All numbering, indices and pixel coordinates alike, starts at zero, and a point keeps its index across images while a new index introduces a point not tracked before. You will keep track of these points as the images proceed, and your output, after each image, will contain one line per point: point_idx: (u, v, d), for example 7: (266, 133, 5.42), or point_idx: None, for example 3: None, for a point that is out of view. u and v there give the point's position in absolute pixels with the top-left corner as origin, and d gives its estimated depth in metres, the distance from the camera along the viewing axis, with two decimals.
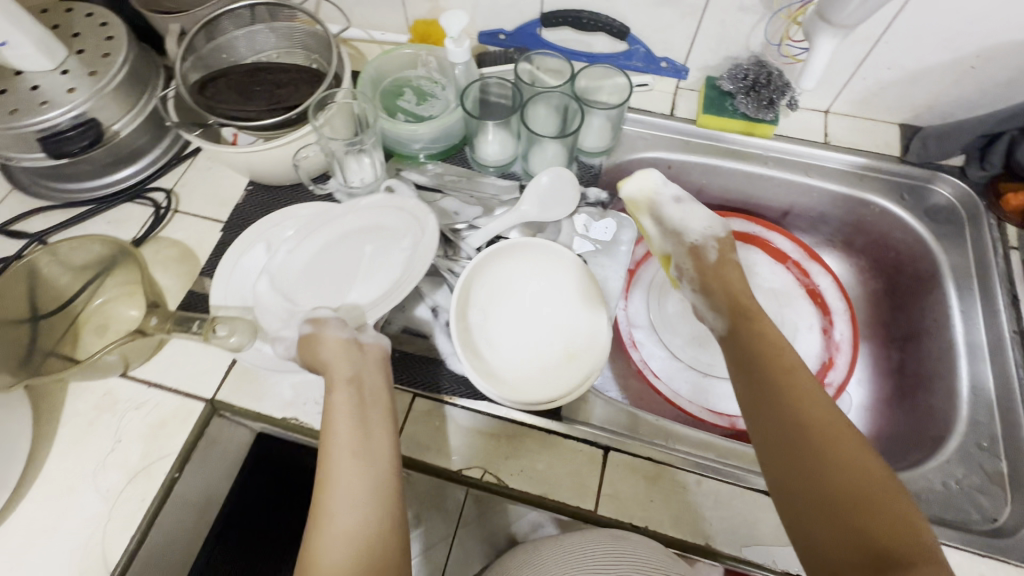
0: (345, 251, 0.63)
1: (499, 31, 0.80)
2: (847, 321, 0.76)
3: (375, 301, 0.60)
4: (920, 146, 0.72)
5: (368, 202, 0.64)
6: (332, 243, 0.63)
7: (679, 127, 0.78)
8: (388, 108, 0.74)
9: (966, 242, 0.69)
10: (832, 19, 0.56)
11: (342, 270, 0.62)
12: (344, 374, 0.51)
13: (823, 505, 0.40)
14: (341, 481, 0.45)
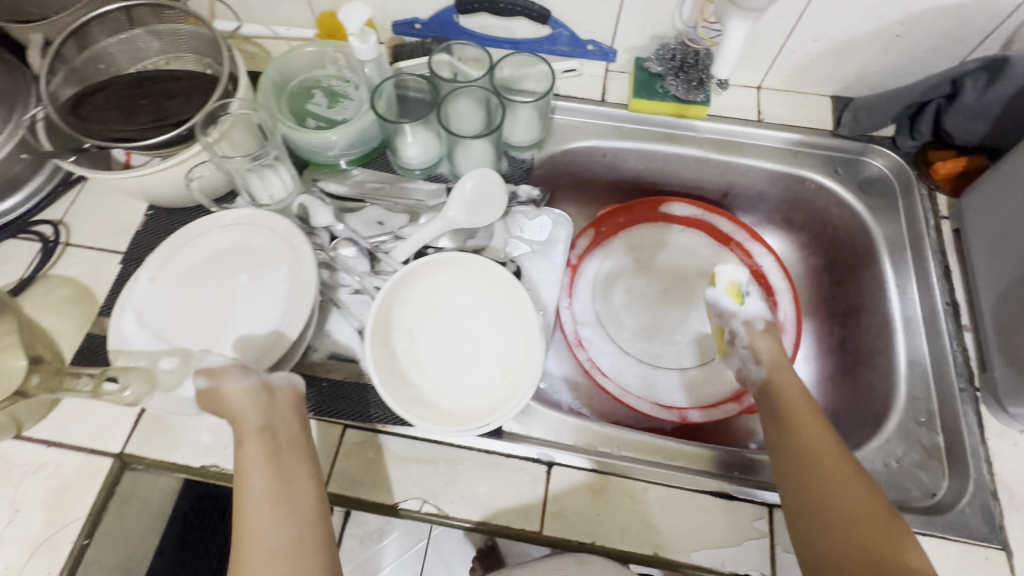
0: (219, 280, 0.58)
1: (414, 20, 0.74)
2: (790, 300, 0.75)
3: (274, 336, 0.55)
4: (851, 119, 0.71)
5: (234, 218, 0.60)
6: (203, 271, 0.58)
7: (610, 113, 0.74)
8: (297, 113, 0.68)
9: (899, 214, 0.69)
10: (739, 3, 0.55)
11: (218, 305, 0.56)
12: (255, 424, 0.47)
13: (831, 519, 0.47)
14: (260, 535, 0.43)
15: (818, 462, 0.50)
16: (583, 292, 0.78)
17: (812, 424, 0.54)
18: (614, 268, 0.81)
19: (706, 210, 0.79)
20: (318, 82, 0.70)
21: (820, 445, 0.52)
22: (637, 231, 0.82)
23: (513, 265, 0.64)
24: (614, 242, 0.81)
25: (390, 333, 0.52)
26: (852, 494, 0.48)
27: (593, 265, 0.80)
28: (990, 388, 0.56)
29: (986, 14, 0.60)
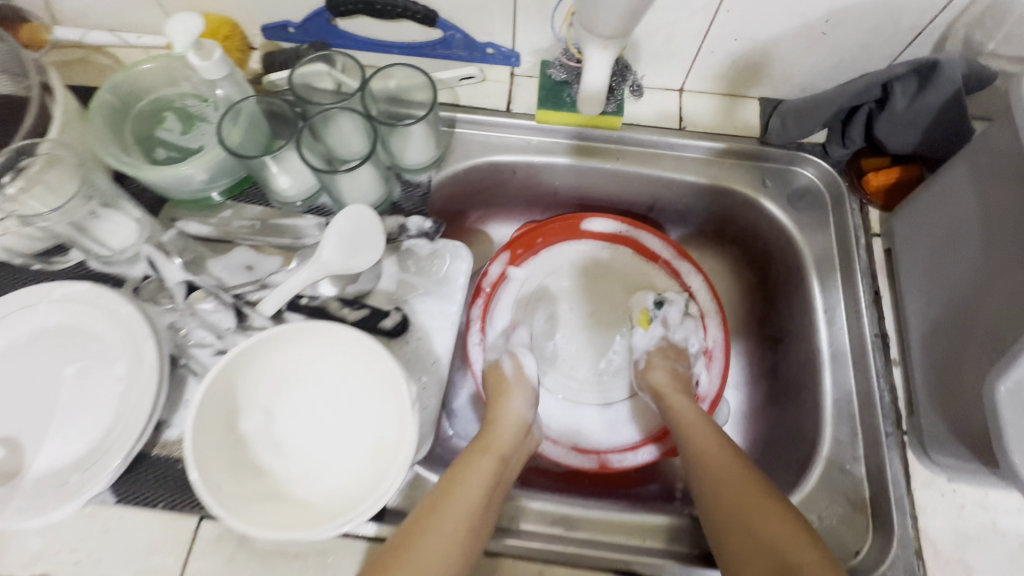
0: (43, 371, 0.51)
1: (285, 23, 0.64)
2: (720, 326, 0.68)
3: (103, 440, 0.49)
4: (779, 124, 0.63)
5: (66, 294, 0.53)
6: (24, 356, 0.51)
7: (516, 125, 0.66)
8: (144, 142, 0.58)
9: (830, 230, 0.63)
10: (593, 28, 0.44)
11: (41, 402, 0.50)
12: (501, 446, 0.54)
13: (735, 514, 0.46)
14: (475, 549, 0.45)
15: (706, 460, 0.52)
16: (500, 323, 0.71)
17: (695, 426, 0.56)
18: (533, 294, 0.73)
19: (629, 226, 0.72)
20: (172, 103, 0.60)
21: (709, 443, 0.53)
22: (559, 251, 0.74)
23: (399, 312, 0.56)
24: (533, 265, 0.74)
25: (238, 417, 0.45)
26: (744, 487, 0.48)
27: (510, 293, 0.72)
28: (917, 433, 0.51)
29: (918, 8, 0.53)
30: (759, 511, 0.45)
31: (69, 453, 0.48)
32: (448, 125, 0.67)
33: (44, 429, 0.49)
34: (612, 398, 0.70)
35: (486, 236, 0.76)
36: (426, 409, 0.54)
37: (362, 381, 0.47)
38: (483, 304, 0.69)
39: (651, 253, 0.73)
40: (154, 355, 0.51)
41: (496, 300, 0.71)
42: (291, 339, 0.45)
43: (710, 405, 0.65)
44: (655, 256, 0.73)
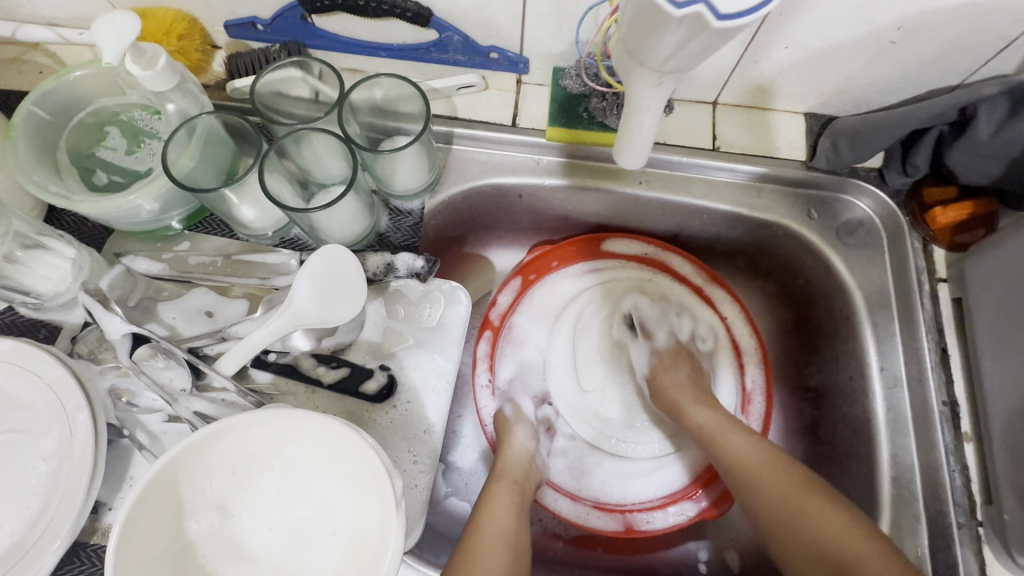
0: None
1: (252, 20, 0.54)
2: (760, 367, 0.60)
3: (26, 535, 0.40)
4: (829, 148, 0.54)
5: None
6: None
7: (523, 142, 0.57)
8: (81, 163, 0.49)
9: (886, 271, 0.54)
10: (644, 59, 0.33)
11: None
12: (517, 475, 0.52)
13: (775, 501, 0.46)
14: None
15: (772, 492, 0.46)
16: (507, 361, 0.62)
17: (744, 457, 0.49)
18: (548, 325, 0.64)
19: (656, 248, 0.63)
20: (117, 115, 0.51)
21: (766, 471, 0.47)
22: (578, 277, 0.64)
23: (384, 372, 0.48)
24: (546, 293, 0.64)
25: (185, 518, 0.37)
26: (769, 476, 0.47)
27: (519, 325, 0.63)
28: (996, 526, 0.43)
29: (1014, 15, 0.44)
30: (787, 500, 0.45)
31: None
32: (444, 141, 0.58)
33: None
34: (632, 449, 0.59)
35: (487, 263, 0.67)
36: (416, 487, 0.46)
37: (340, 473, 0.38)
38: (493, 339, 0.60)
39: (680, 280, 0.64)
40: (87, 429, 0.42)
41: (505, 338, 0.63)
42: (235, 433, 0.36)
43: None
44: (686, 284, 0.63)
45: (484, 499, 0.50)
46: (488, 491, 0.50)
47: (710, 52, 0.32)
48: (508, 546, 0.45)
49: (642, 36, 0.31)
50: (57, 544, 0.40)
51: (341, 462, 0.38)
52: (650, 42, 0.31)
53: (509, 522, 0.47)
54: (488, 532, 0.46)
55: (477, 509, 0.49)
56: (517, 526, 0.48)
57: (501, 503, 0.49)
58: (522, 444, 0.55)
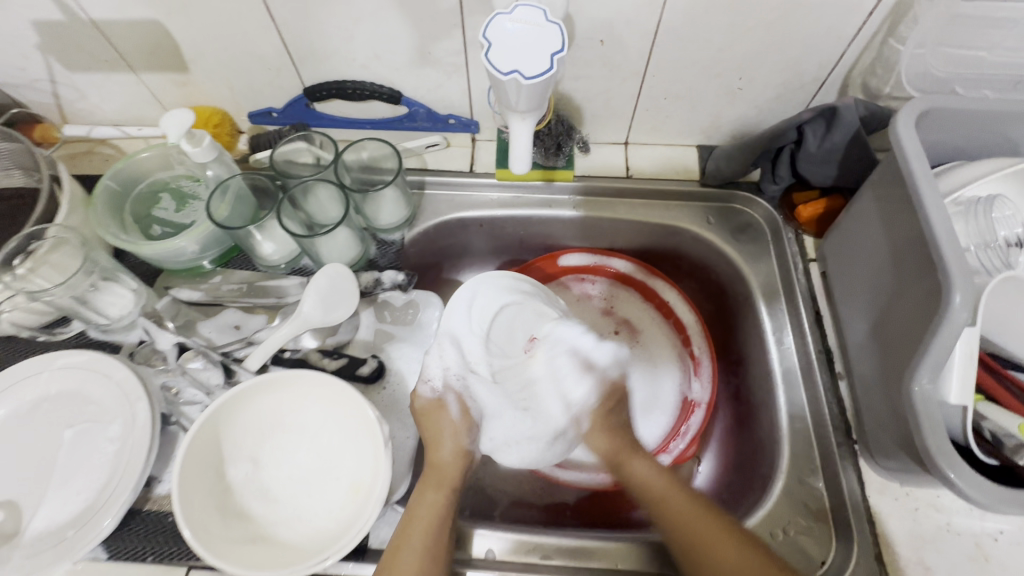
0: (40, 434, 0.54)
1: (269, 109, 0.72)
2: (701, 335, 0.72)
3: (92, 502, 0.51)
4: (715, 168, 0.70)
5: (66, 362, 0.57)
6: (27, 420, 0.55)
7: (479, 183, 0.73)
8: (140, 219, 0.65)
9: (771, 257, 0.69)
10: (509, 108, 0.48)
11: (36, 467, 0.53)
12: (446, 476, 0.54)
13: (694, 531, 0.50)
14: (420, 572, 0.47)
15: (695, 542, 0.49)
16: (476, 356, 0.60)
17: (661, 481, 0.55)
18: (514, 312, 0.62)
19: (601, 256, 0.77)
20: (168, 184, 0.67)
21: (684, 513, 0.51)
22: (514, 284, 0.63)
23: (375, 360, 0.61)
24: (476, 295, 0.61)
25: (224, 467, 0.48)
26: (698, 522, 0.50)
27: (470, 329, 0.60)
28: (865, 441, 0.54)
29: (816, 63, 0.61)
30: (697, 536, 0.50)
31: (65, 510, 0.50)
32: (418, 187, 0.74)
33: (40, 493, 0.51)
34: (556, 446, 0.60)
35: (461, 285, 0.82)
36: (403, 449, 0.57)
37: (341, 426, 0.51)
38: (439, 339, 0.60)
39: (625, 277, 0.78)
40: (146, 414, 0.54)
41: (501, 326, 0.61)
42: (262, 392, 0.49)
43: (705, 409, 0.68)
44: (629, 280, 0.77)
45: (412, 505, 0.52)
46: (416, 497, 0.52)
47: (546, 97, 0.48)
48: (424, 556, 0.48)
49: (499, 94, 0.47)
50: (105, 523, 0.49)
51: (345, 418, 0.50)
52: (504, 97, 0.47)
53: (432, 524, 0.50)
54: (409, 542, 0.49)
55: (405, 514, 0.51)
56: (438, 534, 0.50)
57: (428, 502, 0.52)
58: (450, 447, 0.56)
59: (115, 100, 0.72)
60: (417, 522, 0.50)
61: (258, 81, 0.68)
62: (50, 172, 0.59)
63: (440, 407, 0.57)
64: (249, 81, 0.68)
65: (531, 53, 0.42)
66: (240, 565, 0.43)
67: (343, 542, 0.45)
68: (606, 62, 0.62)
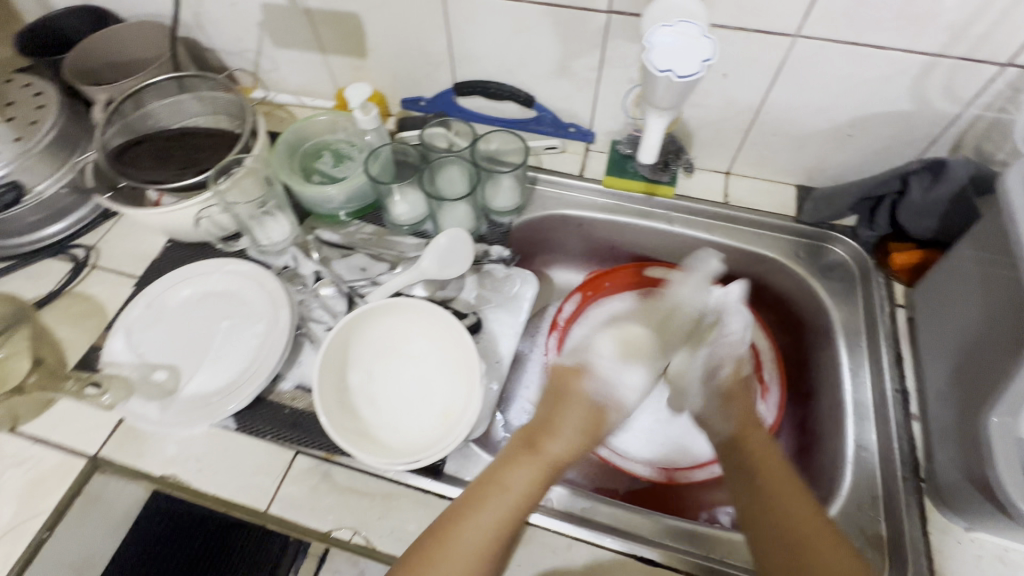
0: (202, 321, 0.66)
1: (419, 98, 0.85)
2: (774, 362, 0.75)
3: (232, 381, 0.61)
4: (812, 206, 0.75)
5: (232, 269, 0.69)
6: (193, 308, 0.67)
7: (586, 187, 0.81)
8: (306, 169, 0.77)
9: (858, 299, 0.71)
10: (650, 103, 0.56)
11: (194, 345, 0.64)
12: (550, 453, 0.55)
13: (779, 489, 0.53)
14: (487, 521, 0.49)
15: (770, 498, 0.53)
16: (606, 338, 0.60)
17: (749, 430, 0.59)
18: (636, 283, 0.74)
19: None
20: (330, 145, 0.80)
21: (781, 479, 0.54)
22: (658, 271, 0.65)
23: (474, 316, 0.69)
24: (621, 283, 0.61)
25: (347, 369, 0.57)
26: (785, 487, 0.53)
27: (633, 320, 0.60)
28: (933, 480, 0.55)
29: (929, 120, 0.65)
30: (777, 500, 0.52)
31: (215, 382, 0.62)
32: (531, 182, 0.83)
33: (194, 365, 0.62)
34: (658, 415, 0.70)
35: (549, 279, 0.89)
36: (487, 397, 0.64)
37: (442, 360, 0.59)
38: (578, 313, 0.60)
39: None
40: (287, 319, 0.65)
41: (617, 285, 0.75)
42: (388, 314, 0.59)
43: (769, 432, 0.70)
44: None
45: (505, 463, 0.54)
46: (509, 458, 0.54)
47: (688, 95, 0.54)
48: (507, 519, 0.50)
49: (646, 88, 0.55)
50: (238, 401, 0.59)
51: (448, 354, 0.59)
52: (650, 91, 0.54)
53: (518, 489, 0.52)
54: (500, 490, 0.51)
55: (494, 472, 0.53)
56: (524, 502, 0.51)
57: (525, 467, 0.53)
58: (578, 413, 0.58)
59: (299, 74, 0.88)
60: (510, 477, 0.52)
61: (418, 73, 0.81)
62: (252, 126, 0.71)
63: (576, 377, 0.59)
64: (411, 72, 0.81)
65: (687, 57, 0.49)
66: (351, 448, 0.51)
67: (436, 452, 0.52)
68: (724, 94, 0.69)
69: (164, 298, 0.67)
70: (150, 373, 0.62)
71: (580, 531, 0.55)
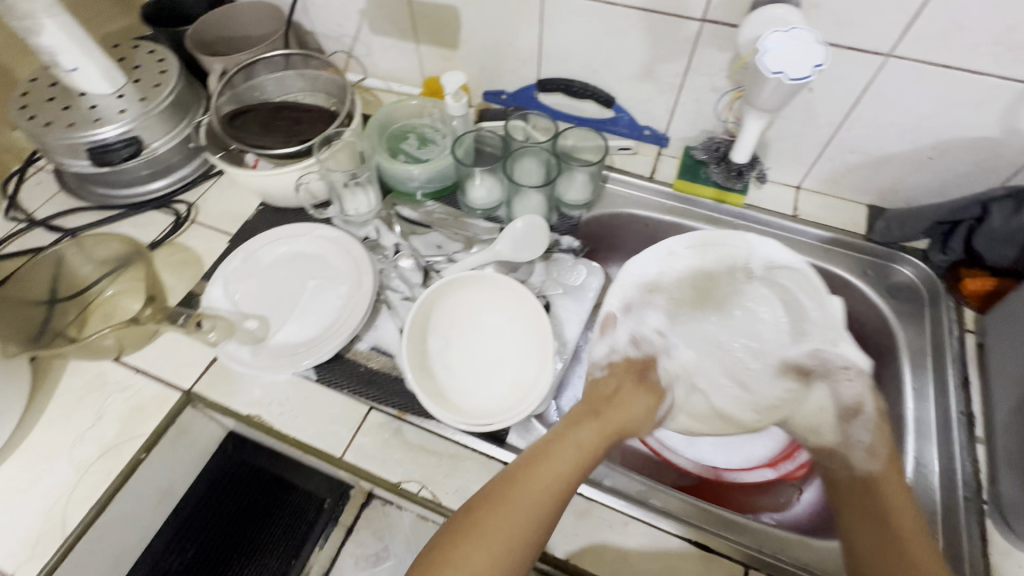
0: (291, 278, 0.71)
1: (501, 91, 0.89)
2: None
3: (316, 335, 0.66)
4: (883, 228, 0.75)
5: (322, 233, 0.74)
6: (283, 265, 0.72)
7: (656, 189, 0.83)
8: (392, 149, 0.82)
9: (925, 321, 0.71)
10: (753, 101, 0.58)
11: (283, 299, 0.69)
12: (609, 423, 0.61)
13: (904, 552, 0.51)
14: (555, 467, 0.54)
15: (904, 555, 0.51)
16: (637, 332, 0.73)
17: (887, 476, 0.57)
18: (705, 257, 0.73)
19: None
20: (415, 128, 0.84)
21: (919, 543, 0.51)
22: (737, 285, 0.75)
23: (543, 300, 0.73)
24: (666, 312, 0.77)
25: (427, 335, 0.61)
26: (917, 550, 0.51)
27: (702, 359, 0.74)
28: (997, 503, 0.55)
29: (1015, 149, 0.65)
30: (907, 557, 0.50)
31: (300, 335, 0.66)
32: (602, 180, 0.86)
33: (283, 318, 0.67)
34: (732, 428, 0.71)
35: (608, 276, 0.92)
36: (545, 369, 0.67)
37: (512, 334, 0.63)
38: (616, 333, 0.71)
39: None
40: (370, 284, 0.69)
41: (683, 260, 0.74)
42: (467, 285, 0.63)
43: None
44: None
45: (570, 426, 0.59)
46: (575, 422, 0.60)
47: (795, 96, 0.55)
48: (572, 469, 0.54)
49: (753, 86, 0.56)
50: (323, 353, 0.63)
51: (519, 328, 0.63)
52: (756, 88, 0.56)
53: (583, 447, 0.57)
54: (566, 446, 0.56)
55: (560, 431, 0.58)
56: (587, 459, 0.56)
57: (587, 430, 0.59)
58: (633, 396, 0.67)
59: (390, 61, 0.93)
60: (573, 438, 0.57)
61: (504, 67, 0.85)
62: (349, 109, 0.76)
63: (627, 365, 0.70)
64: (497, 66, 0.85)
65: (801, 60, 0.51)
66: (427, 404, 0.54)
67: (508, 418, 0.56)
68: (806, 108, 0.71)
69: (257, 253, 0.72)
70: (243, 320, 0.67)
71: (634, 510, 0.57)
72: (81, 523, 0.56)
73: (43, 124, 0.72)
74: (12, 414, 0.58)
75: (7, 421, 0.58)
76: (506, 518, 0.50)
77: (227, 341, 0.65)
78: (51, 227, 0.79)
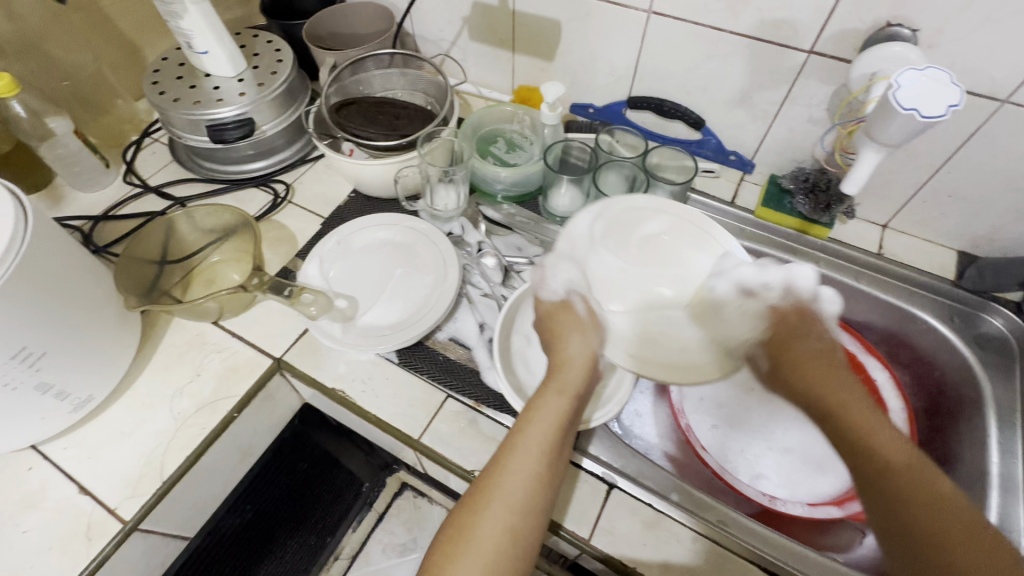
0: (379, 264, 0.74)
1: (589, 105, 0.91)
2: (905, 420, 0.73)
3: (401, 321, 0.69)
4: (976, 274, 0.74)
5: (412, 225, 0.77)
6: (372, 251, 0.75)
7: (737, 213, 0.84)
8: (482, 151, 0.85)
9: (1016, 376, 0.68)
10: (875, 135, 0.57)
11: (372, 283, 0.72)
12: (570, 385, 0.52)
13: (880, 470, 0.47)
14: (522, 461, 0.47)
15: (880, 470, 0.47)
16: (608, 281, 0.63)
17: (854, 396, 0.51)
18: None
19: None
20: (504, 133, 0.87)
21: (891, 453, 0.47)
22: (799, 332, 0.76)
23: None
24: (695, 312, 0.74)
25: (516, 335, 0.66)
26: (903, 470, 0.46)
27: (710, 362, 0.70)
28: None
29: None
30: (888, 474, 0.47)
31: (386, 319, 0.69)
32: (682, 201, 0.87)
33: (372, 301, 0.70)
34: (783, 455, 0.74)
35: None
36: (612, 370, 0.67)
37: None
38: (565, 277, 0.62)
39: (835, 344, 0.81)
40: (455, 278, 0.71)
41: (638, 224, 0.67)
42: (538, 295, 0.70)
43: None
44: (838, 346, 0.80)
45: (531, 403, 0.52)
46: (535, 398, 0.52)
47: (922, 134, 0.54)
48: (543, 453, 0.47)
49: (877, 120, 0.56)
50: (411, 335, 0.66)
51: None
52: (881, 123, 0.56)
53: (552, 424, 0.49)
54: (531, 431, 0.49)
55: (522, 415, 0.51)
56: (556, 437, 0.49)
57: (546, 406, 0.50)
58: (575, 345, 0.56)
59: (484, 68, 0.97)
60: (533, 418, 0.50)
61: (598, 82, 0.87)
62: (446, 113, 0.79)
63: (566, 308, 0.58)
64: (590, 80, 0.88)
65: (932, 99, 0.51)
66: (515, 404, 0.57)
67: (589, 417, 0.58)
68: (907, 148, 0.70)
69: (350, 237, 0.76)
70: (333, 297, 0.70)
71: (704, 528, 0.57)
72: (175, 472, 0.59)
73: (171, 99, 0.78)
74: (122, 362, 0.63)
75: (118, 367, 0.62)
76: (472, 559, 0.42)
77: (324, 317, 0.67)
78: (162, 194, 0.85)
